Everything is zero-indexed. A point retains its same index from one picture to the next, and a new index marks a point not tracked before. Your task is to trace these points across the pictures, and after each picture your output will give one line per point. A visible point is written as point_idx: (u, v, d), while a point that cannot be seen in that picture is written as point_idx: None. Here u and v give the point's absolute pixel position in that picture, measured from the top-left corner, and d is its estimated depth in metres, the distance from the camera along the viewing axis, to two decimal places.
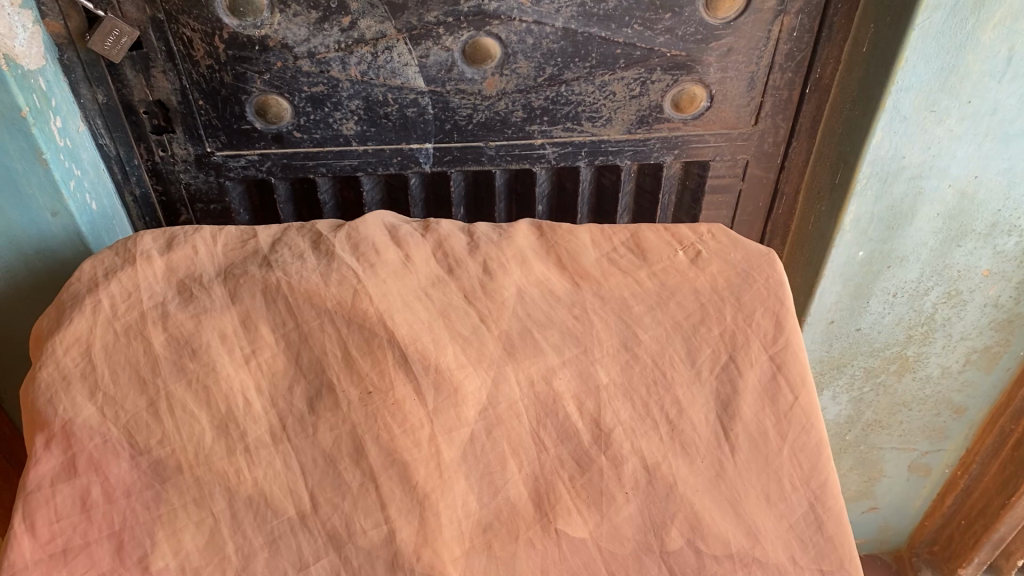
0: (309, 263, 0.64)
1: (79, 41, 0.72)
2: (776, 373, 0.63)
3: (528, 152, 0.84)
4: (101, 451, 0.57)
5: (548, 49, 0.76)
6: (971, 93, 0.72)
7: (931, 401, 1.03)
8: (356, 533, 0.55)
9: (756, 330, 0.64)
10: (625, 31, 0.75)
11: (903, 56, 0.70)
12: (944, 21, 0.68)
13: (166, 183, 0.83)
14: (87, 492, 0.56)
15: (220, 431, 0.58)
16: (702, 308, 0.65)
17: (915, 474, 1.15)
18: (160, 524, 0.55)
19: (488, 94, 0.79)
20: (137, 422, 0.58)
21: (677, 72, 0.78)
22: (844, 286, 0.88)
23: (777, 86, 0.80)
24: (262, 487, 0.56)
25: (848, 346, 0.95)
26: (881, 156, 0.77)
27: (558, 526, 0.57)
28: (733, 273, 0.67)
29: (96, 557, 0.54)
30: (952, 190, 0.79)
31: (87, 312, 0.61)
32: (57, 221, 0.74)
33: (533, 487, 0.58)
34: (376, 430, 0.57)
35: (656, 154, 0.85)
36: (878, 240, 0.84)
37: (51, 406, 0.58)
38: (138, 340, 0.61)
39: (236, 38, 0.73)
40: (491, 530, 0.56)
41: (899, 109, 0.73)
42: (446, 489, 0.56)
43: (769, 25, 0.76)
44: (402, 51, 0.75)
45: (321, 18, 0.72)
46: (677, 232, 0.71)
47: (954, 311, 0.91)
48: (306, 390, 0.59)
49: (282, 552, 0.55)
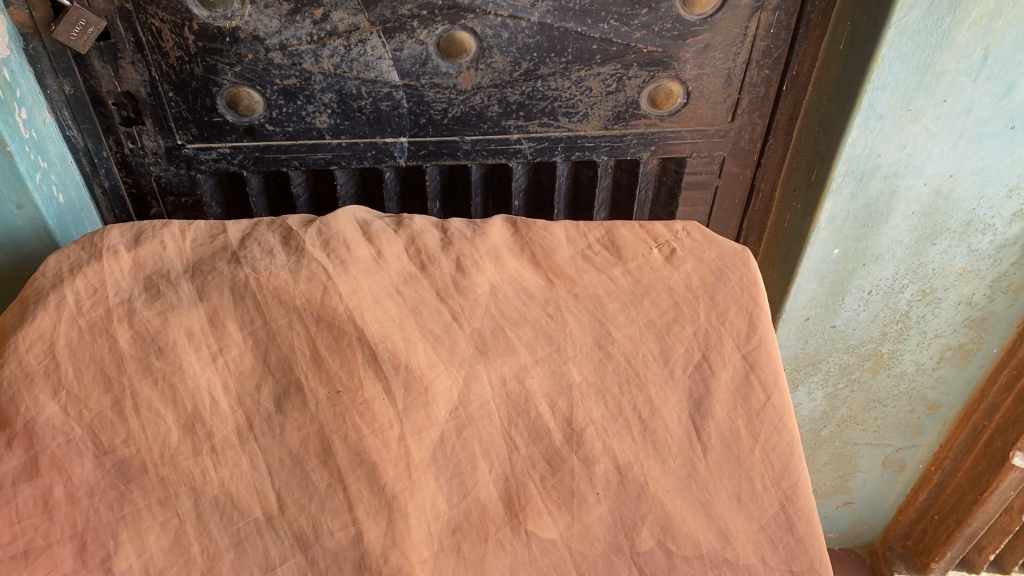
0: (279, 260, 0.64)
1: (44, 31, 0.71)
2: (749, 373, 0.62)
3: (504, 147, 0.83)
4: (64, 451, 0.56)
5: (524, 44, 0.75)
6: (946, 92, 0.72)
7: (905, 397, 1.04)
8: (324, 534, 0.54)
9: (729, 329, 0.64)
10: (602, 26, 0.74)
11: (879, 54, 0.70)
12: (921, 20, 0.68)
13: (136, 175, 0.82)
14: (50, 492, 0.55)
15: (186, 431, 0.57)
16: (676, 306, 0.65)
17: (889, 469, 1.15)
18: (124, 525, 0.54)
19: (463, 89, 0.78)
20: (101, 421, 0.57)
21: (653, 68, 0.78)
22: (819, 284, 0.88)
23: (754, 83, 0.80)
24: (229, 487, 0.56)
25: (824, 342, 0.95)
26: (857, 154, 0.77)
27: (528, 527, 0.56)
28: (707, 272, 0.67)
29: (58, 559, 0.53)
30: (927, 188, 0.79)
31: (51, 308, 0.60)
32: (23, 214, 0.72)
33: (504, 487, 0.58)
34: (345, 430, 0.56)
35: (632, 150, 0.84)
36: (853, 238, 0.84)
37: (13, 404, 0.56)
38: (103, 337, 0.60)
39: (206, 29, 0.72)
40: (461, 531, 0.56)
41: (875, 107, 0.73)
42: (415, 490, 0.56)
43: (746, 21, 0.75)
44: (375, 44, 0.74)
45: (293, 9, 0.71)
46: (652, 229, 0.70)
47: (928, 309, 0.92)
48: (274, 389, 0.58)
49: (248, 553, 0.54)
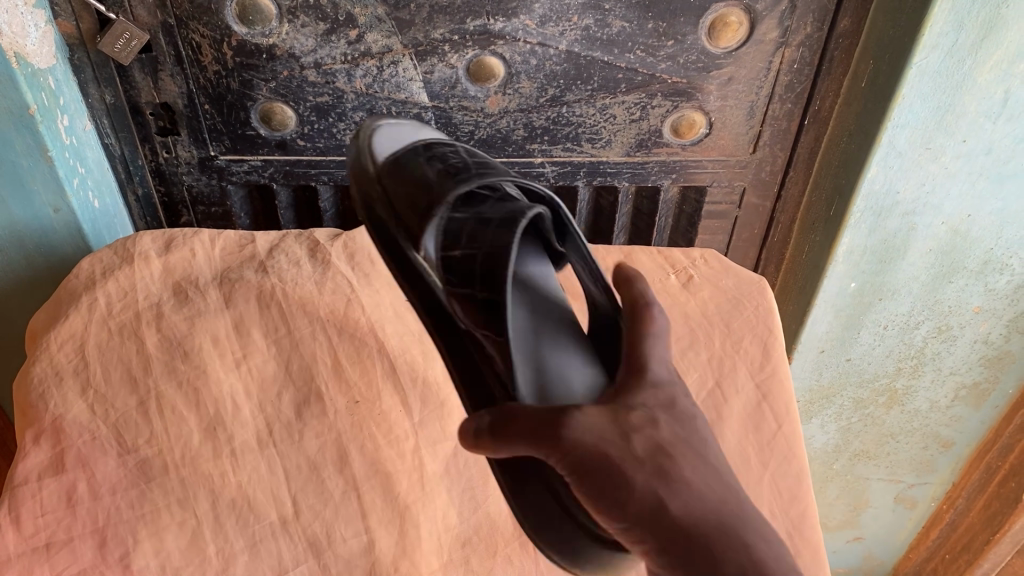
0: (306, 270, 0.69)
1: (90, 42, 0.74)
2: (761, 402, 0.67)
3: (527, 170, 0.85)
4: (89, 448, 0.58)
5: (551, 71, 0.77)
6: (967, 132, 0.73)
7: (918, 434, 1.03)
8: (336, 541, 0.57)
9: (743, 356, 0.69)
10: (628, 56, 0.76)
11: (899, 93, 0.71)
12: (941, 61, 0.68)
13: (169, 184, 0.84)
14: (73, 487, 0.56)
15: (208, 433, 0.60)
16: (691, 333, 0.70)
17: (900, 505, 1.14)
18: (144, 522, 0.56)
19: (490, 112, 0.80)
20: (125, 421, 0.60)
21: (677, 99, 0.80)
22: (835, 316, 0.89)
23: (776, 116, 0.82)
24: (247, 490, 0.58)
25: (837, 375, 0.95)
26: (876, 190, 0.77)
27: (534, 545, 0.61)
28: (722, 299, 0.72)
29: (78, 553, 0.54)
30: (945, 226, 0.79)
31: (82, 309, 0.64)
32: (59, 217, 0.75)
33: (512, 504, 0.63)
34: (362, 440, 0.62)
35: (653, 177, 0.86)
36: (869, 272, 0.84)
37: (43, 401, 0.59)
38: (131, 339, 0.64)
39: (244, 46, 0.74)
40: (469, 544, 0.61)
41: (895, 145, 0.74)
42: (425, 502, 0.61)
43: (770, 56, 0.77)
44: (407, 66, 0.76)
45: (329, 29, 0.73)
46: (670, 257, 0.75)
47: (944, 347, 0.91)
48: (294, 397, 0.63)
49: (262, 556, 0.56)
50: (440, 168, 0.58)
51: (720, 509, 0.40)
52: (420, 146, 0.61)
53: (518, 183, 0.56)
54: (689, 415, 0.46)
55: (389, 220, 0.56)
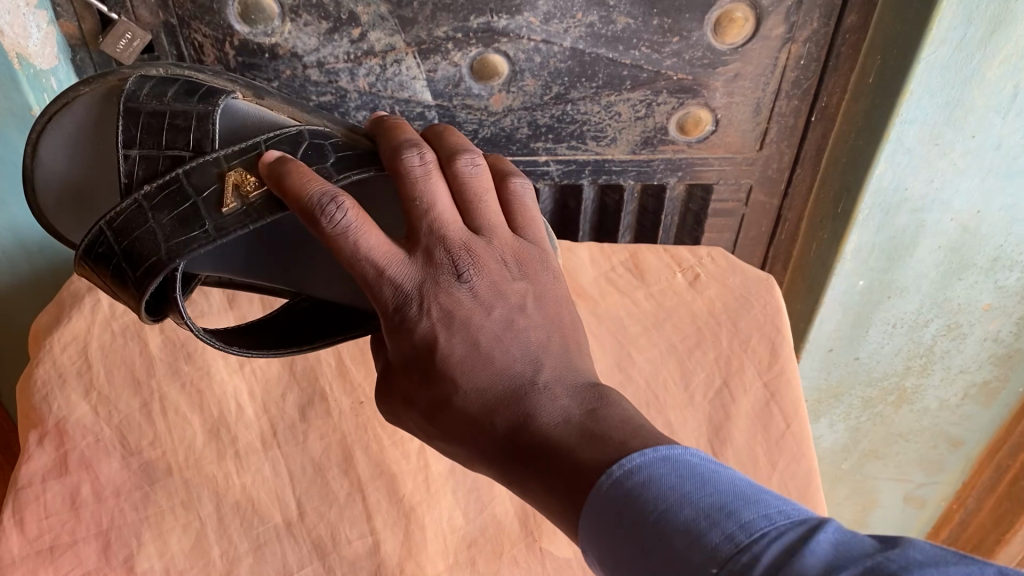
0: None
1: (91, 42, 0.73)
2: (769, 401, 0.68)
3: (532, 168, 0.85)
4: (92, 450, 0.58)
5: (555, 68, 0.76)
6: (976, 127, 0.72)
7: (927, 433, 1.01)
8: (342, 543, 0.59)
9: (751, 356, 0.69)
10: (633, 53, 0.75)
11: (908, 88, 0.70)
12: (951, 55, 0.68)
13: None
14: (77, 491, 0.56)
15: (211, 435, 0.60)
16: (699, 332, 0.70)
17: (909, 505, 1.12)
18: (147, 525, 0.57)
19: (494, 111, 0.79)
20: (129, 423, 0.60)
21: (682, 95, 0.79)
22: (843, 315, 0.88)
23: (783, 113, 0.81)
24: (250, 492, 0.59)
25: (846, 374, 0.95)
26: (884, 186, 0.76)
27: (543, 545, 0.61)
28: (732, 299, 0.71)
29: (83, 556, 0.55)
30: (954, 223, 0.78)
31: (86, 310, 0.63)
32: None
33: (519, 504, 0.63)
34: (366, 440, 0.62)
35: (658, 175, 0.86)
36: (878, 270, 0.83)
37: (46, 403, 0.59)
38: (135, 341, 0.63)
39: (246, 45, 0.73)
40: (475, 545, 0.61)
41: (903, 141, 0.73)
42: (431, 503, 0.61)
43: (776, 52, 0.76)
44: (410, 64, 0.76)
45: (332, 28, 0.73)
46: (676, 254, 0.73)
47: (953, 345, 0.90)
48: (298, 398, 0.63)
49: (267, 559, 0.57)
50: (170, 223, 0.58)
51: (546, 439, 0.43)
52: (85, 247, 0.60)
53: (156, 270, 0.57)
54: (470, 329, 0.50)
55: (155, 295, 0.60)
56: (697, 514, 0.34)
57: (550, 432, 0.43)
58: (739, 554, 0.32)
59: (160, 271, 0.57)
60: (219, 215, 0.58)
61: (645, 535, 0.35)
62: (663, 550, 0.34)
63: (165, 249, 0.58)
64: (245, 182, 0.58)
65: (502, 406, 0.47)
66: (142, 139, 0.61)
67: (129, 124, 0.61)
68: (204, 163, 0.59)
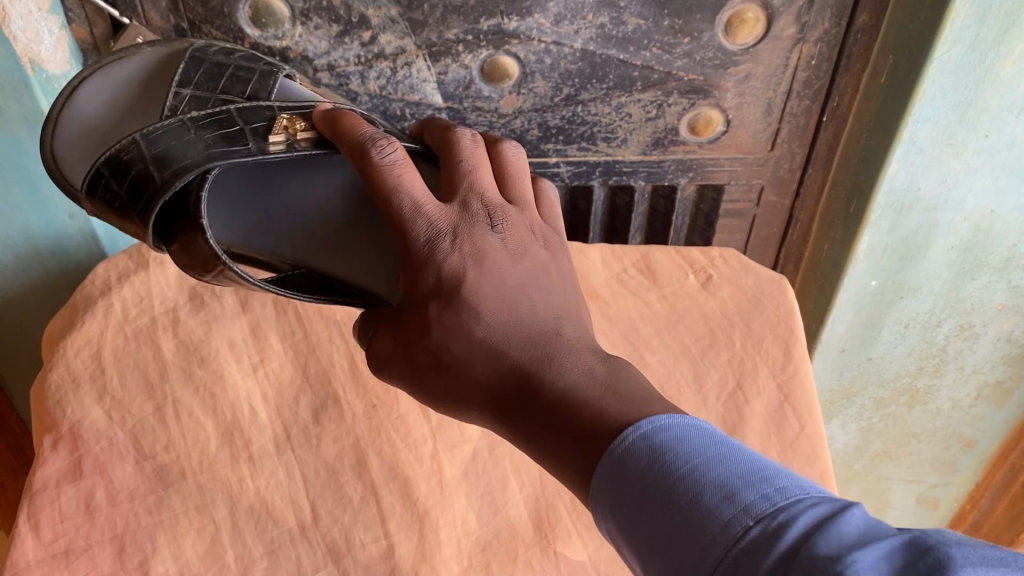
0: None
1: (103, 47, 0.73)
2: (783, 403, 0.67)
3: (542, 170, 0.84)
4: (106, 454, 0.59)
5: (566, 70, 0.76)
6: (989, 126, 0.71)
7: (939, 433, 1.00)
8: (356, 546, 0.58)
9: (764, 357, 0.69)
10: (644, 54, 0.75)
11: (921, 88, 0.69)
12: (964, 54, 0.67)
13: None
14: (91, 494, 0.57)
15: (225, 438, 0.61)
16: (712, 333, 0.70)
17: (922, 506, 1.11)
18: (162, 529, 0.56)
19: (505, 112, 0.79)
20: (143, 427, 0.60)
21: (693, 96, 0.79)
22: (855, 315, 0.87)
23: (794, 113, 0.81)
24: (264, 496, 0.59)
25: (858, 374, 0.94)
26: (897, 186, 0.76)
27: (558, 548, 0.62)
28: (745, 299, 0.72)
29: (98, 560, 0.55)
30: (967, 223, 0.78)
31: (98, 314, 0.64)
32: (74, 222, 0.76)
33: (533, 507, 0.63)
34: (379, 444, 0.63)
35: (669, 176, 0.86)
36: (890, 270, 0.83)
37: (59, 407, 0.60)
38: (147, 345, 0.64)
39: (257, 49, 0.74)
40: (490, 549, 0.61)
41: (916, 140, 0.73)
42: (445, 506, 0.61)
43: (788, 52, 0.76)
44: (421, 67, 0.76)
45: (342, 31, 0.73)
46: (689, 255, 0.74)
47: (966, 345, 0.89)
48: (311, 401, 0.64)
49: (281, 562, 0.57)
50: (212, 138, 0.61)
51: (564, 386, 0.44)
52: (109, 156, 0.61)
53: (199, 166, 0.59)
54: (498, 274, 0.52)
55: (164, 216, 0.62)
56: (733, 473, 0.35)
57: (575, 381, 0.44)
58: (773, 516, 0.32)
59: (191, 170, 0.59)
60: (265, 143, 0.62)
61: (677, 484, 0.35)
62: (693, 501, 0.34)
63: (203, 153, 0.60)
64: (294, 124, 0.63)
65: (524, 349, 0.48)
66: (198, 82, 0.63)
67: (191, 67, 0.63)
68: (257, 107, 0.63)
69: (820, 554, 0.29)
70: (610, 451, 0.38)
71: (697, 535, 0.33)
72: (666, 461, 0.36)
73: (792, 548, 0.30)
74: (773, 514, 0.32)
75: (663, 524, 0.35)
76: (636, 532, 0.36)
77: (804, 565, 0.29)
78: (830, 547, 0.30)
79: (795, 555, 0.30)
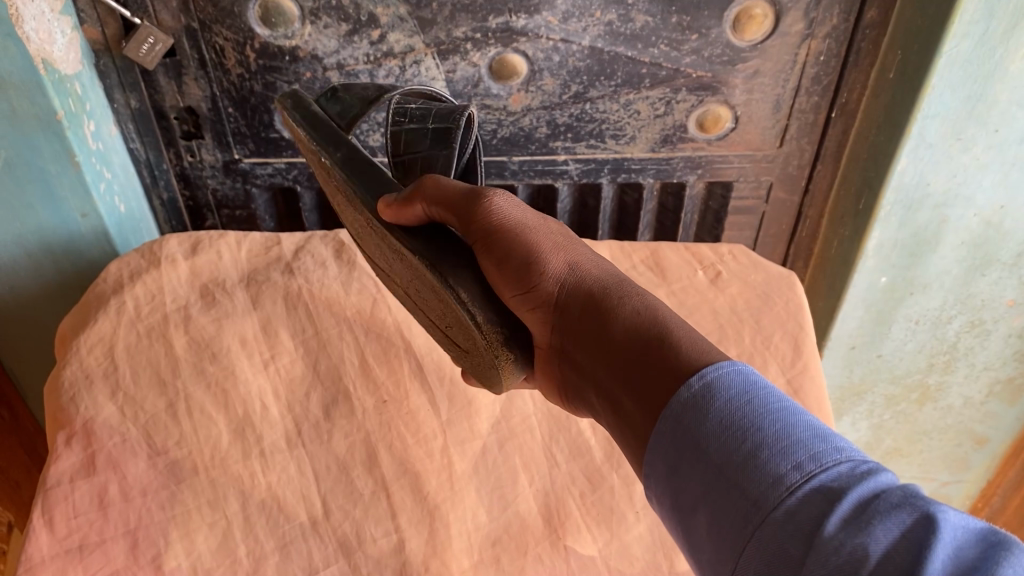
0: (332, 273, 0.73)
1: (115, 48, 0.74)
2: (793, 397, 0.66)
3: (551, 168, 0.85)
4: (119, 450, 0.60)
5: (574, 67, 0.76)
6: (999, 121, 0.71)
7: (952, 430, 1.00)
8: (366, 541, 0.58)
9: (774, 353, 0.69)
10: (652, 51, 0.75)
11: (930, 82, 0.69)
12: (973, 49, 0.67)
13: (194, 188, 0.85)
14: (104, 490, 0.57)
15: (237, 435, 0.62)
16: (721, 328, 0.70)
17: (934, 503, 1.11)
18: (174, 524, 0.57)
19: (513, 110, 0.80)
20: (155, 423, 0.61)
21: (702, 93, 0.79)
22: (866, 312, 0.87)
23: (802, 110, 0.81)
24: (275, 491, 0.60)
25: (869, 371, 0.94)
26: (906, 182, 0.76)
27: (567, 542, 0.60)
28: (753, 295, 0.73)
29: (111, 554, 0.55)
30: (977, 218, 0.78)
31: (111, 313, 0.67)
32: (86, 222, 0.76)
33: (544, 502, 0.63)
34: (390, 439, 0.64)
35: (678, 173, 0.86)
36: (900, 266, 0.82)
37: (73, 404, 0.61)
38: (159, 341, 0.66)
39: (267, 48, 0.74)
40: (500, 544, 0.60)
41: (925, 136, 0.73)
42: (455, 501, 0.62)
43: (796, 48, 0.76)
44: (429, 65, 0.76)
45: (351, 30, 0.73)
46: (697, 252, 0.76)
47: (978, 341, 0.89)
48: (322, 397, 0.65)
49: (293, 556, 0.57)
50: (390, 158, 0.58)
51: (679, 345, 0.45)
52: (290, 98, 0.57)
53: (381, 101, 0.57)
54: None
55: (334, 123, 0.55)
56: (819, 425, 0.36)
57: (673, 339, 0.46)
58: (861, 462, 0.33)
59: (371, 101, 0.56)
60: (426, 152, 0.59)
61: (768, 412, 0.36)
62: (791, 433, 0.35)
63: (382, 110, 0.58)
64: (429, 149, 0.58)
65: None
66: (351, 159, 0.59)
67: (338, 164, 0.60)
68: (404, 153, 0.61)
69: (897, 504, 0.30)
70: (704, 369, 0.38)
71: (775, 461, 0.34)
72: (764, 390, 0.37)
73: (867, 495, 0.31)
74: (856, 463, 0.33)
75: (741, 443, 0.35)
76: (708, 445, 0.36)
77: (881, 511, 0.30)
78: (909, 497, 0.31)
79: (870, 503, 0.31)
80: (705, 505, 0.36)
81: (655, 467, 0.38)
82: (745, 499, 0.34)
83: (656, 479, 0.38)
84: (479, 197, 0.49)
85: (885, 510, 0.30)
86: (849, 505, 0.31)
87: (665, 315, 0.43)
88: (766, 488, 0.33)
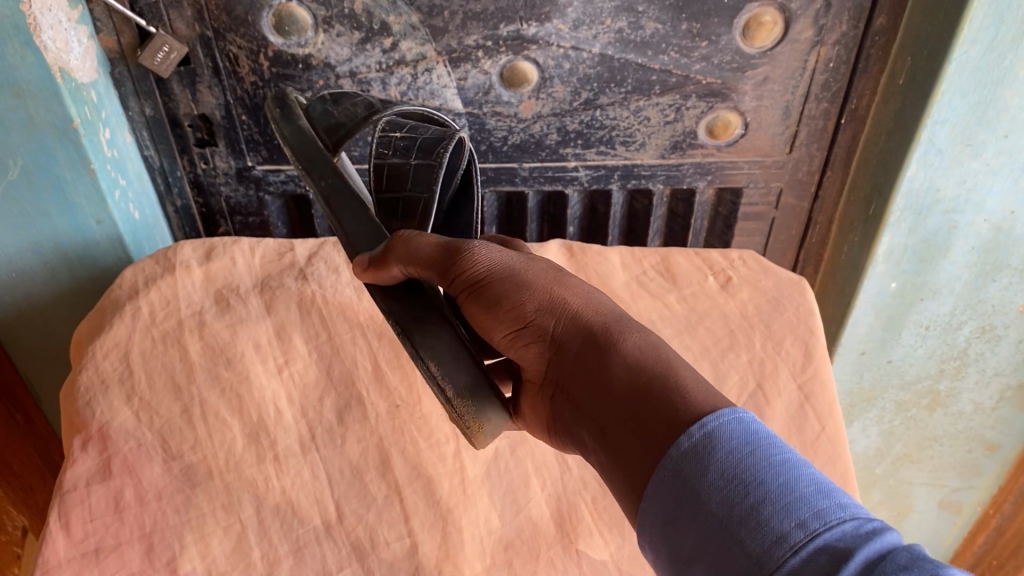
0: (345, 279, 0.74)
1: (130, 56, 0.75)
2: (804, 403, 0.67)
3: (561, 174, 0.85)
4: (134, 454, 0.60)
5: (585, 74, 0.77)
6: (1009, 127, 0.71)
7: (962, 436, 1.00)
8: (379, 545, 0.59)
9: (785, 358, 0.69)
10: (662, 57, 0.76)
11: (939, 88, 0.69)
12: (982, 55, 0.67)
13: (207, 195, 0.86)
14: (120, 494, 0.58)
15: (251, 439, 0.63)
16: (732, 334, 0.71)
17: (945, 510, 1.10)
18: (189, 528, 0.57)
19: (524, 117, 0.80)
20: (170, 428, 0.62)
21: (712, 99, 0.79)
22: (876, 317, 0.87)
23: (812, 116, 0.81)
24: (289, 495, 0.60)
25: (879, 377, 0.94)
26: (916, 188, 0.76)
27: (579, 547, 0.61)
28: (764, 301, 0.73)
29: (127, 558, 0.55)
30: (987, 224, 0.78)
31: (126, 318, 0.67)
32: (101, 228, 0.76)
33: (556, 506, 0.63)
34: (403, 443, 0.64)
35: (688, 179, 0.86)
36: (910, 272, 0.83)
37: (89, 409, 0.62)
38: (174, 346, 0.66)
39: (280, 56, 0.75)
40: (512, 548, 0.61)
41: (934, 141, 0.73)
42: (468, 505, 0.62)
43: (805, 55, 0.76)
44: (441, 73, 0.77)
45: (364, 38, 0.74)
46: (708, 257, 0.76)
47: (988, 347, 0.89)
48: (336, 402, 0.66)
49: (306, 560, 0.57)
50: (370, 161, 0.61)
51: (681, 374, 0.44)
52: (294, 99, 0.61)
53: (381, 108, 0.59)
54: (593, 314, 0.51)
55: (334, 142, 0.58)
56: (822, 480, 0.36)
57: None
58: (863, 521, 0.33)
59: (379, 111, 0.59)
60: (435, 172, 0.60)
61: (772, 467, 0.36)
62: (790, 487, 0.35)
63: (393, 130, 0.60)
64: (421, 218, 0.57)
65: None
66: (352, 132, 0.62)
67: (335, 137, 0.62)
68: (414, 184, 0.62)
69: (905, 565, 0.31)
70: (706, 419, 0.38)
71: (780, 518, 0.34)
72: (768, 443, 0.36)
73: (877, 557, 0.31)
74: (862, 522, 0.33)
75: (743, 497, 0.35)
76: (710, 496, 0.36)
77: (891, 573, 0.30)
78: (917, 558, 0.31)
79: (877, 565, 0.31)
80: (707, 555, 0.35)
81: (654, 510, 0.38)
82: (746, 558, 0.34)
83: (653, 524, 0.38)
84: (458, 249, 0.49)
85: (893, 572, 0.31)
86: (859, 568, 0.31)
87: (665, 354, 0.43)
88: (771, 547, 0.33)
